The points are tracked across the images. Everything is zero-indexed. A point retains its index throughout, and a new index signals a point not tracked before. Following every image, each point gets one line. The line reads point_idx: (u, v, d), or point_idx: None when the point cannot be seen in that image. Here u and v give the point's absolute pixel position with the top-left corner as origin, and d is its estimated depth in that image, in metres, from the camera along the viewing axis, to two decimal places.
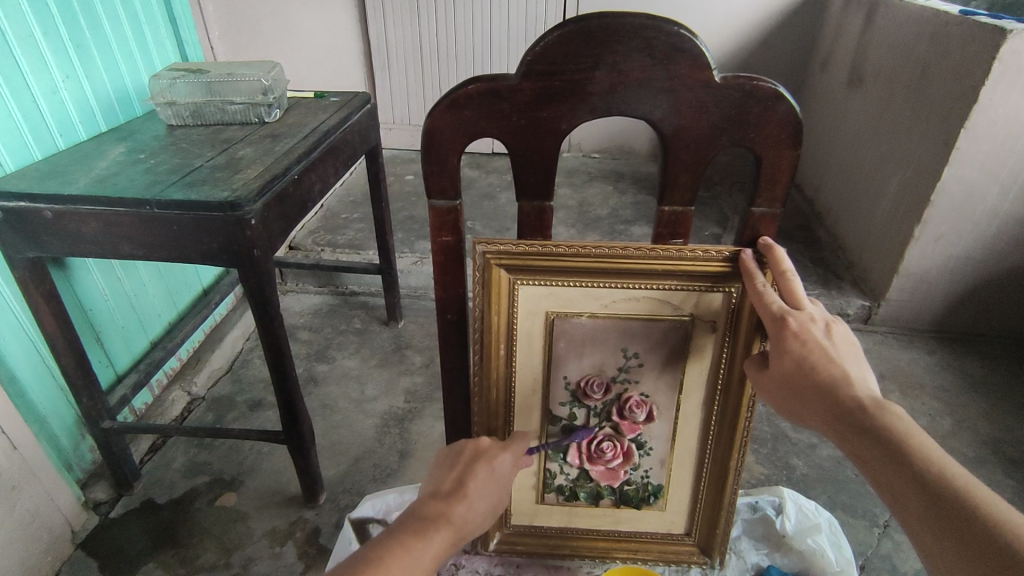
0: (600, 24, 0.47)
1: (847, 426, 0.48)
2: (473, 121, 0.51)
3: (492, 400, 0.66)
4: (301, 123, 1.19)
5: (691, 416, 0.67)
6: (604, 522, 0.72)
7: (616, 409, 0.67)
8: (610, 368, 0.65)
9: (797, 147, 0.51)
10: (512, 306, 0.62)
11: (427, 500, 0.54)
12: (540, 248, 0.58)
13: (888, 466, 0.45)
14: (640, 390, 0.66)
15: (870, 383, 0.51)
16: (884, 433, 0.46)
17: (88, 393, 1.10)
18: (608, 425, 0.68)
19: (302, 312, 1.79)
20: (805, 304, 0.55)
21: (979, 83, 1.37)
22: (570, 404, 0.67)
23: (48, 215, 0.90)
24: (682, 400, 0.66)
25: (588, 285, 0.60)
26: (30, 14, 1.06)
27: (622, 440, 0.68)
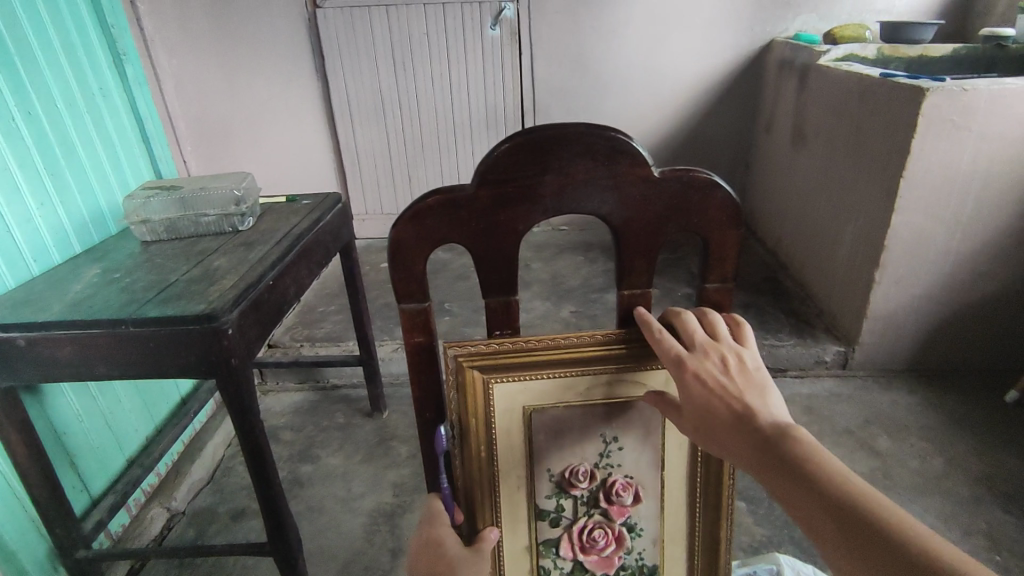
0: (544, 135, 0.51)
1: (758, 462, 0.48)
2: (434, 228, 0.54)
3: (478, 504, 0.64)
4: (274, 228, 1.23)
5: (674, 490, 0.67)
6: None
7: (602, 494, 0.67)
8: (591, 452, 0.66)
9: (739, 227, 0.55)
10: (488, 406, 0.62)
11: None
12: (510, 343, 0.61)
13: (801, 497, 0.45)
14: (624, 471, 0.66)
15: (774, 410, 0.51)
16: (791, 466, 0.46)
17: (61, 522, 1.05)
18: (596, 513, 0.67)
19: (284, 411, 1.76)
20: (701, 340, 0.55)
21: (909, 137, 1.48)
22: (557, 494, 0.66)
23: (22, 343, 0.90)
24: (664, 474, 0.67)
25: (560, 376, 0.62)
26: (6, 149, 1.10)
27: (612, 525, 0.67)
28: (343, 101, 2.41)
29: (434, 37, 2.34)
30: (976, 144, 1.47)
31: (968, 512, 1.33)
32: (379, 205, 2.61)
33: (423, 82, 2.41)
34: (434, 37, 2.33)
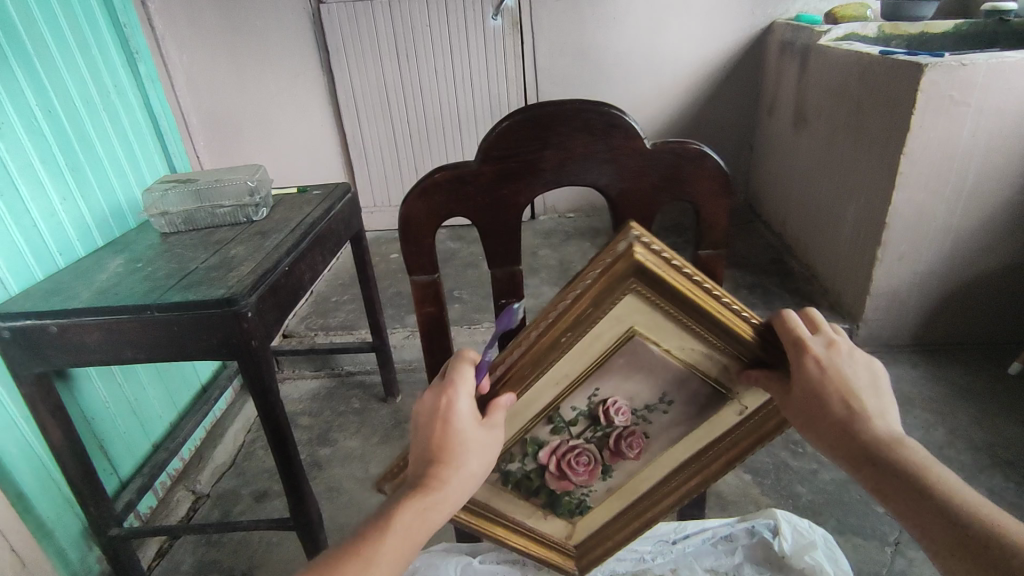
0: (543, 112, 0.55)
1: (867, 461, 0.53)
2: (442, 203, 0.57)
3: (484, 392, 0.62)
4: (288, 218, 1.27)
5: (677, 456, 0.70)
6: (519, 514, 0.75)
7: (617, 432, 0.67)
8: (635, 401, 0.65)
9: (729, 195, 0.59)
10: (613, 304, 0.56)
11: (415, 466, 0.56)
12: (683, 271, 0.55)
13: (910, 499, 0.50)
14: (646, 428, 0.68)
15: (886, 414, 0.55)
16: (903, 469, 0.51)
17: (95, 501, 1.11)
18: (597, 445, 0.68)
19: (300, 398, 1.82)
20: (825, 331, 0.58)
21: (908, 113, 1.49)
22: (580, 420, 0.66)
23: (53, 329, 0.95)
24: (682, 445, 0.69)
25: (687, 326, 0.59)
26: (30, 147, 1.15)
27: (602, 459, 0.69)
28: (349, 95, 2.44)
29: (437, 28, 2.36)
30: (975, 120, 1.48)
31: (971, 480, 1.35)
32: (387, 196, 2.65)
33: (427, 73, 2.44)
34: (436, 28, 2.35)
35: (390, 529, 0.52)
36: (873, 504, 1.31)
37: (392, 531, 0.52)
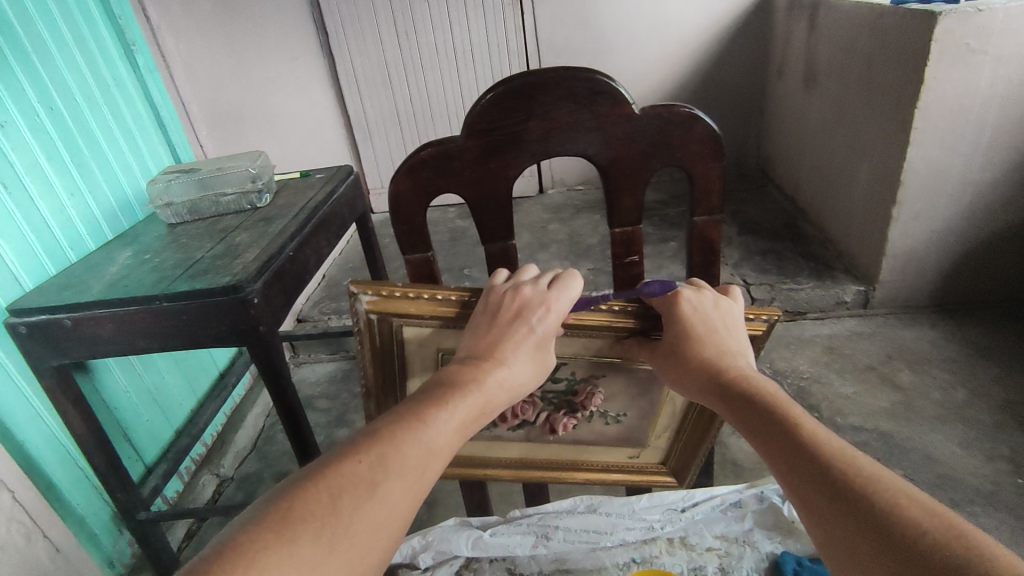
0: (525, 82, 0.53)
1: (732, 405, 0.52)
2: (430, 181, 0.57)
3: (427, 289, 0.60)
4: (291, 203, 1.27)
5: (589, 451, 0.78)
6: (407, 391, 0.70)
7: (570, 408, 0.74)
8: (615, 400, 0.73)
9: (721, 158, 0.57)
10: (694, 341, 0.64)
11: (458, 367, 0.52)
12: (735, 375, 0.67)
13: (771, 440, 0.48)
14: (581, 423, 0.75)
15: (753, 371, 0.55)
16: (762, 411, 0.50)
17: (121, 488, 1.14)
18: (548, 409, 0.74)
19: (317, 381, 1.84)
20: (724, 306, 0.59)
21: (922, 65, 1.44)
22: (568, 379, 0.72)
23: (67, 323, 0.97)
24: (597, 446, 0.78)
25: None
26: (35, 145, 1.16)
27: (539, 417, 0.74)
28: (350, 76, 2.42)
29: (434, 3, 2.32)
30: (993, 68, 1.42)
31: (991, 438, 1.34)
32: None
33: (427, 50, 2.41)
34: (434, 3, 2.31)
35: (390, 459, 0.44)
36: (891, 467, 1.30)
37: (394, 469, 0.44)
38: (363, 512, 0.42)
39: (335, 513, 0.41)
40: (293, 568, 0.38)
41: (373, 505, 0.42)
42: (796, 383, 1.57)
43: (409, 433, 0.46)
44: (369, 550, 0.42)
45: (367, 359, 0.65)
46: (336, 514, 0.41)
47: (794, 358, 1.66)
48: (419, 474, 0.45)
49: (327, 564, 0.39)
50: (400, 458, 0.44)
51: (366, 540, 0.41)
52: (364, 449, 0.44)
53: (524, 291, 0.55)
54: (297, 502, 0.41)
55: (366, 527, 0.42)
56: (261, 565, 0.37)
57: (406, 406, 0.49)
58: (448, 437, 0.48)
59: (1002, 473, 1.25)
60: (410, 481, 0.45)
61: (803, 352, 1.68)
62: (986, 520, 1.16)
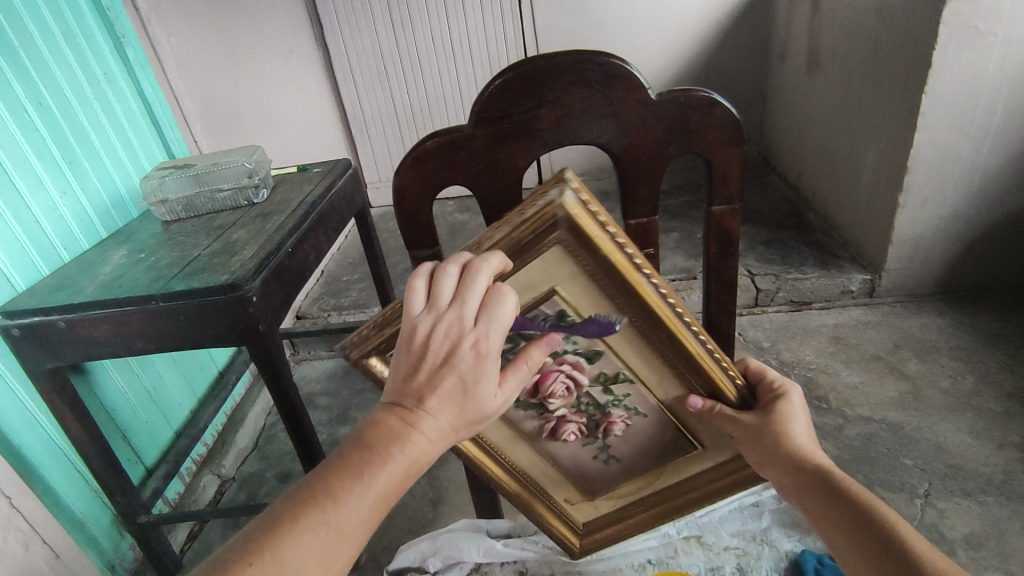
0: (536, 67, 0.51)
1: (823, 487, 0.60)
2: (436, 172, 0.54)
3: (608, 235, 0.53)
4: (289, 198, 1.24)
5: (551, 475, 0.77)
6: None
7: (591, 427, 0.72)
8: (620, 444, 0.75)
9: (741, 144, 0.55)
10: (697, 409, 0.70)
11: (379, 422, 0.47)
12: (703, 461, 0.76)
13: (855, 521, 0.57)
14: (584, 446, 0.74)
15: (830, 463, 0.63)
16: (851, 497, 0.58)
17: (121, 491, 1.12)
18: (576, 413, 0.71)
19: (318, 378, 1.82)
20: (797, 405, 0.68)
21: (930, 48, 1.41)
22: (614, 406, 0.70)
23: (62, 324, 0.94)
24: (564, 474, 0.77)
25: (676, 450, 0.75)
26: (24, 142, 1.13)
27: (554, 411, 0.69)
28: (345, 68, 2.39)
29: None
30: (1003, 50, 1.39)
31: (1002, 427, 1.32)
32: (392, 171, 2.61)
33: (423, 41, 2.37)
34: None
35: (290, 550, 0.43)
36: (901, 457, 1.28)
37: (293, 564, 0.43)
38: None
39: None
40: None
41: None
42: (803, 374, 1.55)
43: (314, 517, 0.44)
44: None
45: None
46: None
47: (800, 349, 1.65)
48: (327, 556, 0.44)
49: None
50: (309, 545, 0.43)
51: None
52: (263, 540, 0.43)
53: (461, 327, 0.46)
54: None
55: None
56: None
57: (318, 475, 0.46)
58: (364, 509, 0.45)
59: (1014, 462, 1.23)
60: (319, 567, 0.44)
61: (809, 342, 1.67)
62: (999, 510, 1.14)
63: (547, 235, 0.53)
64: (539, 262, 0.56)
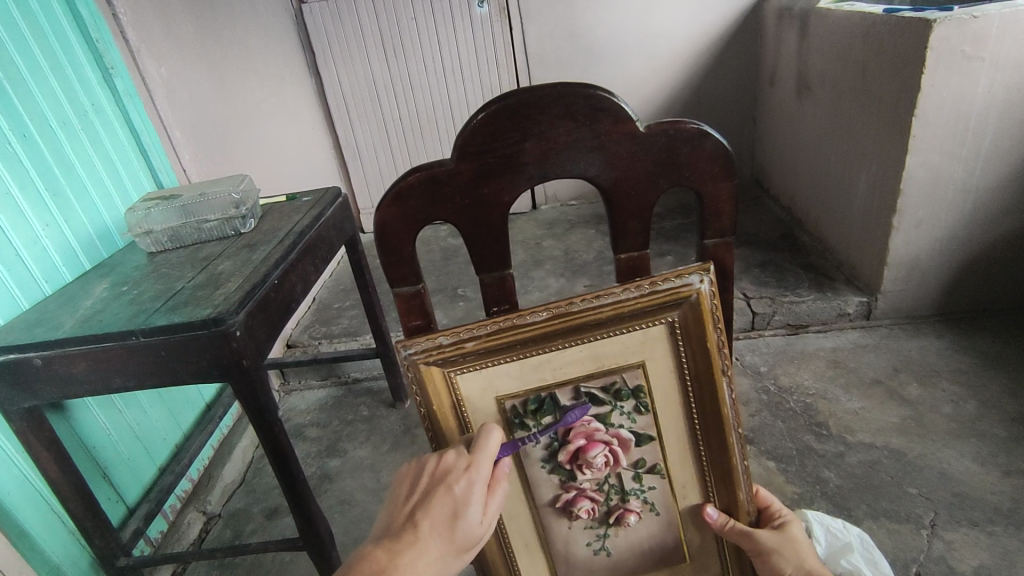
0: (520, 100, 0.49)
1: None
2: (418, 209, 0.53)
3: (716, 324, 0.59)
4: (276, 228, 1.22)
5: (537, 562, 0.67)
6: (536, 375, 0.60)
7: (605, 512, 0.66)
8: (620, 540, 0.68)
9: (733, 176, 0.54)
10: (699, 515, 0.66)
11: (371, 548, 0.51)
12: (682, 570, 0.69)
13: None
14: (591, 531, 0.67)
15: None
16: None
17: (99, 533, 1.08)
18: (596, 494, 0.65)
19: (308, 409, 1.78)
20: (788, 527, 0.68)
21: (918, 72, 1.42)
22: (634, 495, 0.66)
23: (38, 361, 0.91)
24: (548, 564, 0.68)
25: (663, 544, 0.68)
26: (6, 174, 1.11)
27: (580, 481, 0.64)
28: None
29: (422, 20, 2.31)
30: (991, 74, 1.40)
31: (1005, 452, 1.29)
32: None
33: (416, 68, 2.39)
34: (422, 20, 2.30)
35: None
36: (905, 486, 1.25)
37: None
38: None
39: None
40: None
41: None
42: (803, 399, 1.52)
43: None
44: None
45: (500, 341, 0.58)
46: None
47: (798, 373, 1.62)
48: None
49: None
50: None
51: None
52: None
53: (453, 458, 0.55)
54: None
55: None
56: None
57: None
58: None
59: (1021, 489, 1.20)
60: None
61: (807, 366, 1.64)
62: (1008, 540, 1.11)
63: (670, 309, 0.59)
64: (641, 333, 0.60)
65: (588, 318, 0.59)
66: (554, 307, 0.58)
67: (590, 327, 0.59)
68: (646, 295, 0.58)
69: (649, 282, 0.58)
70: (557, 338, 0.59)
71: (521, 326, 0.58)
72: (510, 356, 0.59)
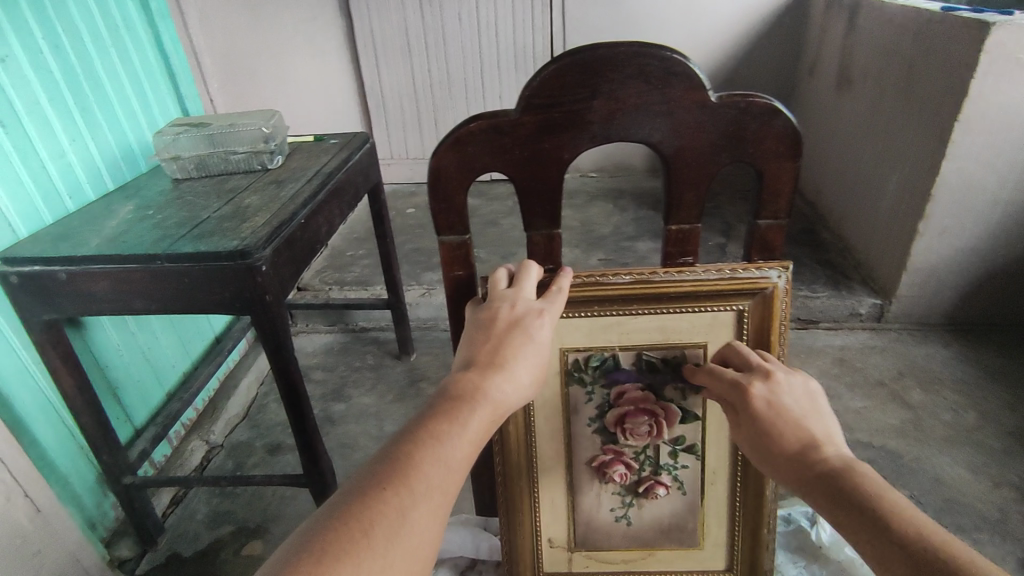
0: (594, 56, 0.51)
1: (825, 491, 0.50)
2: (476, 156, 0.55)
3: (782, 323, 0.63)
4: (304, 167, 1.21)
5: (559, 515, 0.73)
6: (606, 338, 0.65)
7: (635, 481, 0.71)
8: (642, 512, 0.72)
9: (797, 158, 0.56)
10: (725, 498, 0.71)
11: (460, 374, 0.50)
12: (693, 554, 0.73)
13: (849, 515, 0.47)
14: (619, 496, 0.72)
15: (837, 442, 0.53)
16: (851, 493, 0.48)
17: (108, 451, 1.09)
18: (629, 459, 0.70)
19: (314, 352, 1.80)
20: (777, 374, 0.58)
21: (967, 76, 1.39)
22: (666, 470, 0.70)
23: (62, 277, 0.91)
24: (570, 521, 0.73)
25: (685, 526, 0.72)
26: (36, 84, 1.09)
27: (619, 445, 0.69)
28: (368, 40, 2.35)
29: None
30: None
31: (1000, 464, 1.31)
32: (405, 148, 2.58)
33: (449, 19, 2.32)
34: None
35: (414, 484, 0.42)
36: (898, 487, 1.27)
37: (420, 492, 0.42)
38: (398, 540, 0.40)
39: (373, 541, 0.39)
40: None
41: (406, 533, 0.40)
42: None
43: (426, 456, 0.44)
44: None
45: (582, 298, 0.63)
46: (371, 541, 0.39)
47: (804, 367, 1.63)
48: (443, 492, 0.44)
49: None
50: (421, 481, 0.42)
51: (403, 571, 0.40)
52: (390, 473, 0.42)
53: (520, 303, 0.55)
54: (334, 532, 0.39)
55: (404, 556, 0.40)
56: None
57: (412, 425, 0.46)
58: (466, 451, 0.46)
59: (1011, 502, 1.22)
60: (437, 503, 0.43)
61: (813, 362, 1.65)
62: (992, 547, 1.13)
63: (744, 297, 0.63)
64: (710, 315, 0.64)
65: (667, 291, 0.63)
66: (637, 274, 0.62)
67: (665, 299, 0.63)
68: (725, 279, 0.62)
69: (730, 268, 0.61)
70: (633, 303, 0.64)
71: (605, 287, 0.63)
72: (586, 311, 0.64)
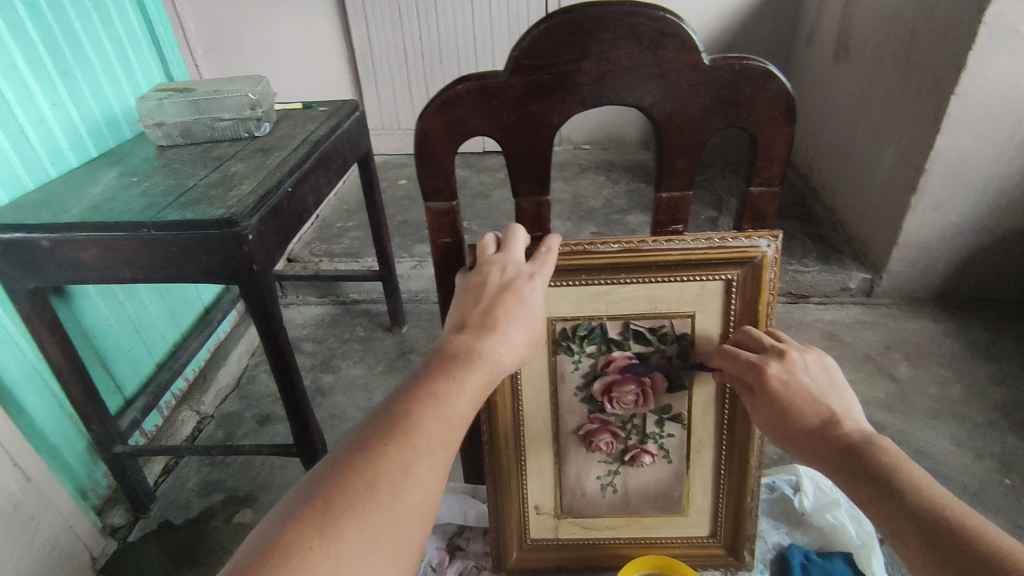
0: (585, 16, 0.50)
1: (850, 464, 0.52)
2: (464, 119, 0.54)
3: (770, 293, 0.63)
4: (291, 135, 1.19)
5: (546, 482, 0.74)
6: (596, 307, 0.65)
7: (622, 451, 0.72)
8: (629, 479, 0.73)
9: (791, 124, 0.55)
10: (710, 467, 0.72)
11: (454, 335, 0.49)
12: (678, 522, 0.74)
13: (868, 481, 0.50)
14: (606, 464, 0.72)
15: (857, 418, 0.55)
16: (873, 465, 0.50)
17: (97, 420, 1.08)
18: (616, 429, 0.70)
19: (305, 324, 1.79)
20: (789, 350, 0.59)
21: (966, 48, 1.37)
22: (652, 438, 0.71)
23: (45, 244, 0.90)
24: (556, 488, 0.74)
25: (670, 494, 0.73)
26: (13, 44, 1.06)
27: (606, 414, 0.70)
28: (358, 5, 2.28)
29: None
30: None
31: (980, 436, 1.34)
32: (396, 118, 2.54)
33: None
34: None
35: (416, 440, 0.42)
36: None
37: (421, 448, 0.42)
38: (402, 494, 0.40)
39: (378, 493, 0.39)
40: (346, 562, 0.36)
41: (410, 488, 0.40)
42: None
43: (426, 413, 0.43)
44: (414, 531, 0.41)
45: (572, 267, 0.63)
46: (375, 494, 0.39)
47: None
48: (444, 449, 0.44)
49: (379, 539, 0.38)
50: (423, 436, 0.42)
51: (407, 526, 0.40)
52: (390, 429, 0.42)
53: (510, 267, 0.55)
54: (339, 485, 0.39)
55: (409, 511, 0.40)
56: (312, 562, 0.35)
57: (410, 383, 0.46)
58: (465, 408, 0.46)
59: (990, 472, 1.25)
60: (437, 460, 0.43)
61: (801, 336, 1.66)
62: None
63: (733, 266, 0.63)
64: (699, 284, 0.64)
65: (656, 259, 0.62)
66: (626, 242, 0.61)
67: (654, 267, 0.63)
68: (715, 248, 0.61)
69: (720, 237, 0.61)
70: (621, 272, 0.63)
71: (593, 255, 0.62)
72: (574, 280, 0.63)
